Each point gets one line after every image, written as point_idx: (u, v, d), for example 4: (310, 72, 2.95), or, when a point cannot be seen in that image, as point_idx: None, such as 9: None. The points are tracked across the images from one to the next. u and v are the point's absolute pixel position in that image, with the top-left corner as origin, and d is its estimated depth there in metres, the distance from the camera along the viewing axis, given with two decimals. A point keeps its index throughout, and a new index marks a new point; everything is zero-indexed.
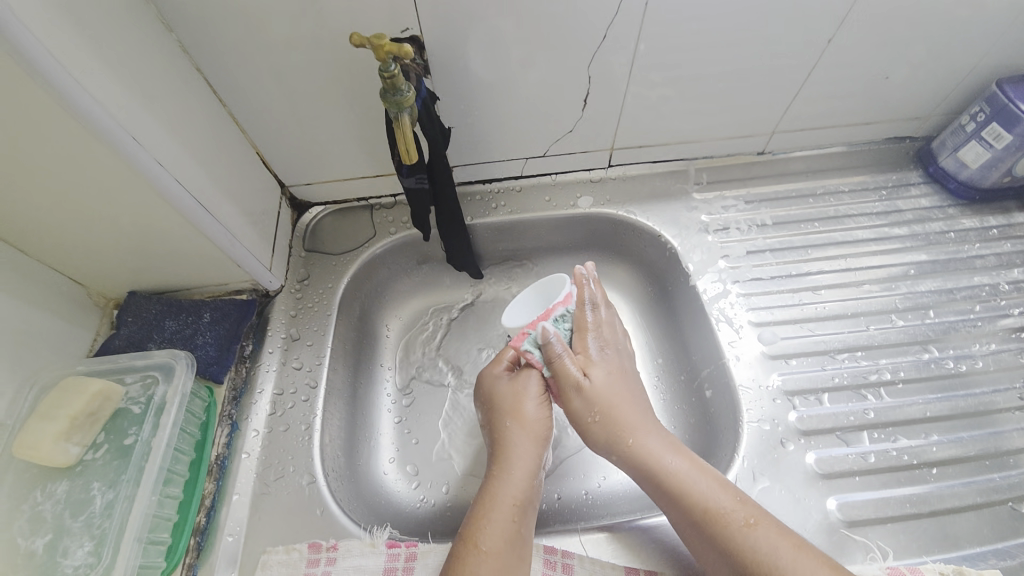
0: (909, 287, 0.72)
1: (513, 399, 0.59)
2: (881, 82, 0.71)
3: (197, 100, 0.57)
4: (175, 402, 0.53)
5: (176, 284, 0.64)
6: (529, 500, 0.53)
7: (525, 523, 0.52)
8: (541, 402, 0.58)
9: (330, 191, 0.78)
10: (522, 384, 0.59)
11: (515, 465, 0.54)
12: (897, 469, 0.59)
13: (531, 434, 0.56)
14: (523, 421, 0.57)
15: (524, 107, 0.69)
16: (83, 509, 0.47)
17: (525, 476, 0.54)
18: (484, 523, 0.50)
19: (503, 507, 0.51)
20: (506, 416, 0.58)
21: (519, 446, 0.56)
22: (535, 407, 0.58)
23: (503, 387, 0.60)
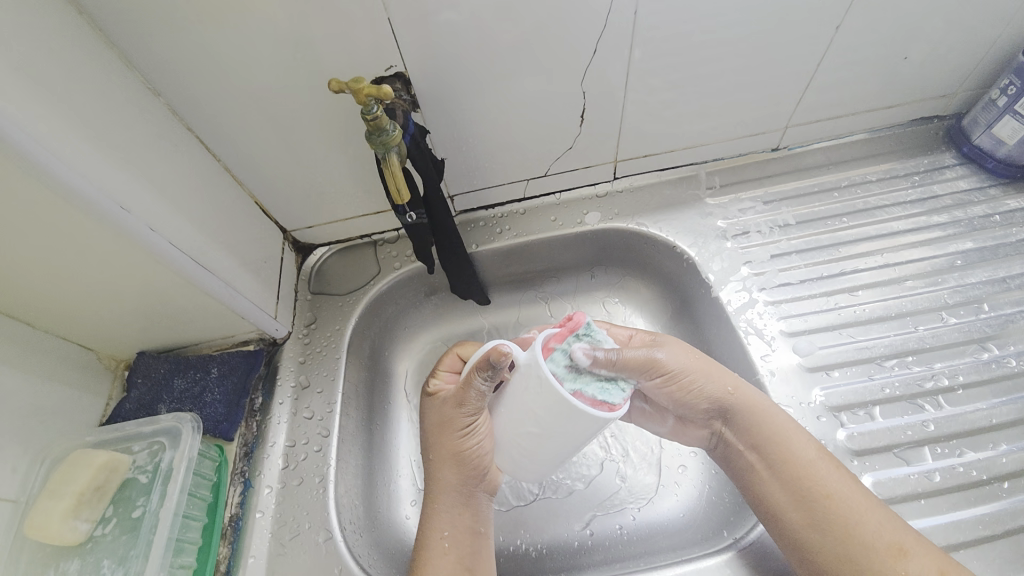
0: (956, 280, 0.66)
1: (444, 429, 0.56)
2: (899, 63, 0.66)
3: (188, 156, 0.57)
4: (182, 468, 0.52)
5: (184, 341, 0.64)
6: (462, 530, 0.55)
7: (466, 552, 0.54)
8: (467, 431, 0.54)
9: (333, 231, 0.77)
10: (449, 412, 0.55)
11: (444, 499, 0.56)
12: (968, 488, 0.52)
13: (461, 467, 0.55)
14: (448, 452, 0.55)
15: (519, 129, 0.67)
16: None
17: (455, 509, 0.55)
18: (422, 562, 0.53)
19: (434, 541, 0.54)
20: (432, 447, 0.57)
21: (444, 478, 0.56)
22: (459, 437, 0.55)
23: (435, 408, 0.58)
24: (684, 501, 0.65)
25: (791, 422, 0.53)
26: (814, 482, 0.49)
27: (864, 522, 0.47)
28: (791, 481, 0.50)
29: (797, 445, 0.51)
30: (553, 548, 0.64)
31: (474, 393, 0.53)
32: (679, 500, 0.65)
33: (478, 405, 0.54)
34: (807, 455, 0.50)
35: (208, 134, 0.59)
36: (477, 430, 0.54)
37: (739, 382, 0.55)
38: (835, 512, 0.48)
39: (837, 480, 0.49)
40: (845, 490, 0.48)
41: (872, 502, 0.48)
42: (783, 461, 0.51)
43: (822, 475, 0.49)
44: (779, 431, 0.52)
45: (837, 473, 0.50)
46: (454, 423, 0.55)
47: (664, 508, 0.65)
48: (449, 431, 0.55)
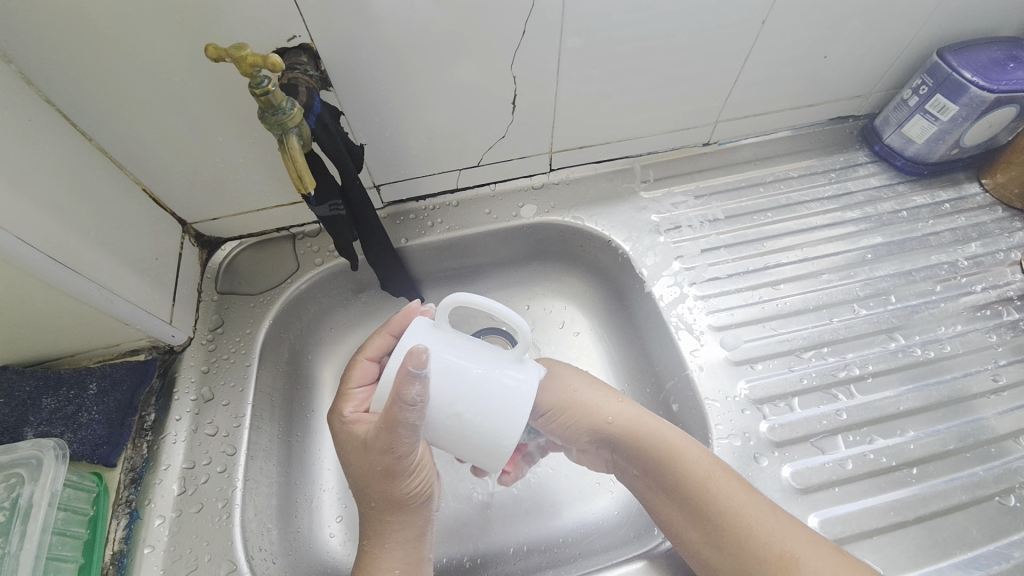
0: (867, 273, 0.69)
1: (376, 475, 0.48)
2: (820, 62, 0.68)
3: (47, 137, 0.48)
4: (43, 503, 0.44)
5: (56, 352, 0.55)
6: (414, 570, 0.50)
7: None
8: (409, 471, 0.49)
9: (242, 224, 0.69)
10: (383, 457, 0.47)
11: (395, 536, 0.50)
12: (877, 474, 0.55)
13: (403, 506, 0.50)
14: (392, 497, 0.49)
15: (446, 116, 0.62)
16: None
17: (407, 548, 0.50)
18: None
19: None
20: (368, 497, 0.50)
21: (393, 521, 0.50)
22: (398, 478, 0.49)
23: (359, 457, 0.49)
24: (620, 498, 0.64)
25: (679, 436, 0.52)
26: (706, 495, 0.48)
27: (758, 531, 0.46)
28: (685, 498, 0.49)
29: (690, 461, 0.50)
30: (487, 556, 0.62)
31: (406, 429, 0.45)
32: (615, 498, 0.64)
33: (412, 439, 0.46)
34: (692, 468, 0.50)
35: (73, 110, 0.50)
36: (415, 467, 0.49)
37: (624, 399, 0.56)
38: (730, 522, 0.47)
39: (726, 489, 0.49)
40: (735, 496, 0.48)
41: (766, 509, 0.48)
42: (672, 483, 0.50)
43: (717, 489, 0.49)
44: (669, 449, 0.51)
45: (726, 478, 0.49)
46: (393, 466, 0.48)
47: (600, 507, 0.64)
48: (383, 475, 0.48)
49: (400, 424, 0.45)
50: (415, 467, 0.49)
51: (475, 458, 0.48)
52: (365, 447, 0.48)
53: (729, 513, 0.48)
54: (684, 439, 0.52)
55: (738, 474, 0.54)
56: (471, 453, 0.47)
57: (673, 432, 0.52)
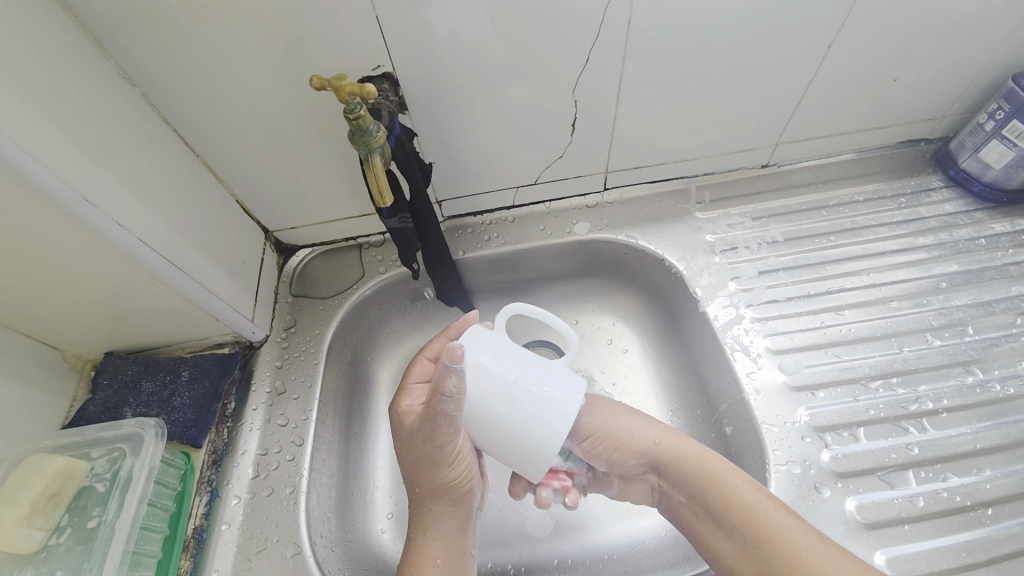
0: (941, 302, 0.66)
1: (419, 458, 0.50)
2: (889, 85, 0.67)
3: (168, 152, 0.55)
4: (142, 475, 0.49)
5: (155, 342, 0.61)
6: (452, 554, 0.52)
7: None
8: (449, 454, 0.50)
9: (316, 234, 0.75)
10: (422, 444, 0.49)
11: (437, 523, 0.52)
12: (951, 514, 0.52)
13: (446, 496, 0.52)
14: (436, 490, 0.51)
15: (508, 137, 0.66)
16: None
17: (448, 536, 0.52)
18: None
19: (426, 574, 0.50)
20: (416, 483, 0.52)
21: (439, 510, 0.52)
22: (439, 468, 0.50)
23: (407, 443, 0.52)
24: (667, 521, 0.63)
25: (717, 459, 0.51)
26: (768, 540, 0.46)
27: (804, 558, 0.45)
28: (733, 521, 0.48)
29: (731, 485, 0.49)
30: (532, 566, 0.62)
31: (446, 419, 0.47)
32: (662, 520, 0.63)
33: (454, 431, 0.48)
34: (756, 514, 0.47)
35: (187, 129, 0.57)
36: (455, 460, 0.50)
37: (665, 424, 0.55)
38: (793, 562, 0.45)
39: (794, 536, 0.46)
40: (797, 538, 0.46)
41: (809, 535, 0.46)
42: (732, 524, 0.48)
43: (761, 513, 0.47)
44: (707, 473, 0.50)
45: (770, 504, 0.48)
46: (432, 451, 0.49)
47: (645, 527, 0.63)
48: (426, 459, 0.50)
49: (440, 414, 0.47)
50: (457, 460, 0.50)
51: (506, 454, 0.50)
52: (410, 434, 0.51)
53: (795, 556, 0.45)
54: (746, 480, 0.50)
55: (797, 503, 0.52)
56: (508, 452, 0.49)
57: (711, 455, 0.52)
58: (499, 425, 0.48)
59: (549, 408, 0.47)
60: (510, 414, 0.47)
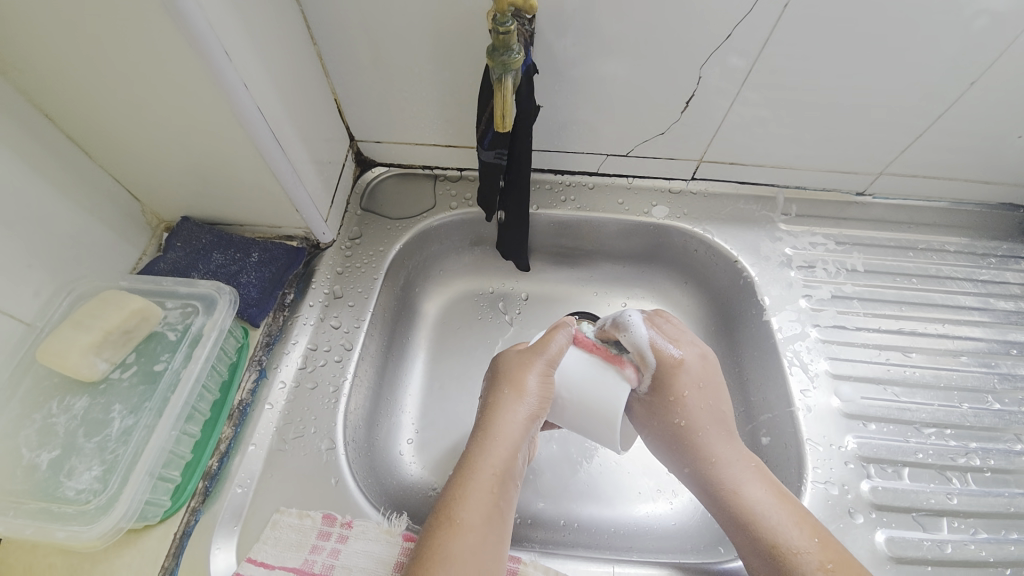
0: (1010, 368, 0.64)
1: (517, 366, 0.53)
2: (1011, 140, 0.64)
3: (289, 33, 0.54)
4: (212, 335, 0.50)
5: (229, 218, 0.62)
6: (510, 474, 0.49)
7: (505, 498, 0.48)
8: (546, 370, 0.52)
9: (397, 154, 0.74)
10: (529, 352, 0.53)
11: (504, 436, 0.50)
12: (978, 569, 0.51)
13: (526, 406, 0.51)
14: (520, 395, 0.51)
15: (617, 101, 0.64)
16: (49, 441, 0.44)
17: (509, 450, 0.50)
18: (462, 494, 0.47)
19: (483, 478, 0.48)
20: (503, 386, 0.52)
21: (512, 420, 0.50)
22: (530, 374, 0.51)
23: (504, 360, 0.55)
24: (678, 511, 0.64)
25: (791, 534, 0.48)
26: (782, 565, 0.47)
27: None
28: None
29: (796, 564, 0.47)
30: (539, 520, 0.63)
31: (556, 344, 0.53)
32: (672, 509, 0.64)
33: (556, 356, 0.52)
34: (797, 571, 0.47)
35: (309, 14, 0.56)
36: (551, 373, 0.52)
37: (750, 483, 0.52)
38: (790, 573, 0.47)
39: (812, 564, 0.46)
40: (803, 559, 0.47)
41: None
42: (747, 540, 0.50)
43: None
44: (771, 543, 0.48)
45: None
46: (535, 361, 0.52)
47: (656, 512, 0.64)
48: (521, 370, 0.52)
49: (552, 338, 0.53)
50: (548, 373, 0.52)
51: (583, 430, 0.53)
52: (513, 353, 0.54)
53: None
54: (778, 501, 0.50)
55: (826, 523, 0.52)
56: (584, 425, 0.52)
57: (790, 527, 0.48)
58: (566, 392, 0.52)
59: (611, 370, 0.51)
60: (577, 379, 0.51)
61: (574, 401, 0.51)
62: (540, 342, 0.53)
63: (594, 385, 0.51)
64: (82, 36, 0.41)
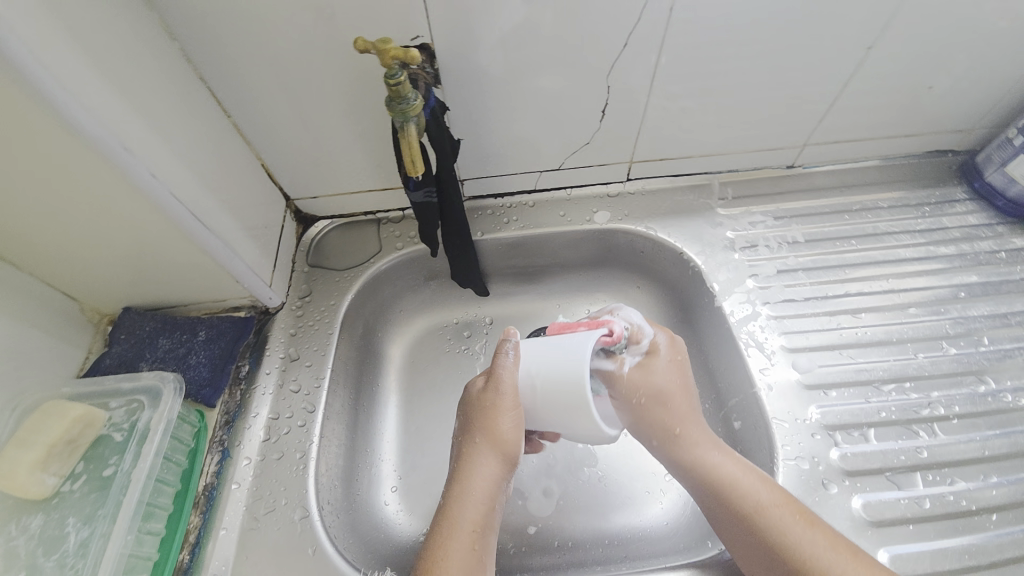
0: (958, 312, 0.66)
1: (483, 413, 0.52)
2: (925, 92, 0.66)
3: (199, 111, 0.55)
4: (159, 429, 0.49)
5: (172, 300, 0.62)
6: (488, 523, 0.50)
7: (485, 548, 0.49)
8: (514, 416, 0.51)
9: (336, 205, 0.75)
10: (490, 397, 0.51)
11: (479, 489, 0.51)
12: (956, 518, 0.52)
13: (500, 455, 0.51)
14: (494, 445, 0.51)
15: (538, 120, 0.65)
16: (10, 565, 0.42)
17: (486, 501, 0.51)
18: (441, 552, 0.48)
19: (461, 534, 0.49)
20: (475, 434, 0.52)
21: (487, 472, 0.51)
22: (503, 421, 0.51)
23: (472, 397, 0.53)
24: (669, 509, 0.64)
25: (750, 479, 0.51)
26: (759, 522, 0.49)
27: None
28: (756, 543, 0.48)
29: (761, 503, 0.49)
30: (533, 546, 0.63)
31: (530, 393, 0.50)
32: (664, 508, 0.64)
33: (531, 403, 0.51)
34: (762, 513, 0.49)
35: (219, 89, 0.57)
36: (520, 416, 0.51)
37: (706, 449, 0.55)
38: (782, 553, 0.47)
39: (783, 515, 0.48)
40: (792, 531, 0.47)
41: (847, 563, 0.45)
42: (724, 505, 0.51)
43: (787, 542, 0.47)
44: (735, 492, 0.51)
45: (801, 524, 0.48)
46: (500, 407, 0.51)
47: (647, 515, 0.64)
48: (490, 416, 0.51)
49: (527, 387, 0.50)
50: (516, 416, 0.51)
51: (568, 425, 0.51)
52: (481, 390, 0.53)
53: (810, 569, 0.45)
54: (740, 464, 0.53)
55: (803, 498, 0.53)
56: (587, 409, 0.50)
57: (754, 478, 0.51)
58: (530, 392, 0.51)
59: (568, 351, 0.49)
60: (538, 377, 0.50)
61: (542, 396, 0.50)
62: (499, 380, 0.51)
63: (556, 371, 0.49)
64: None
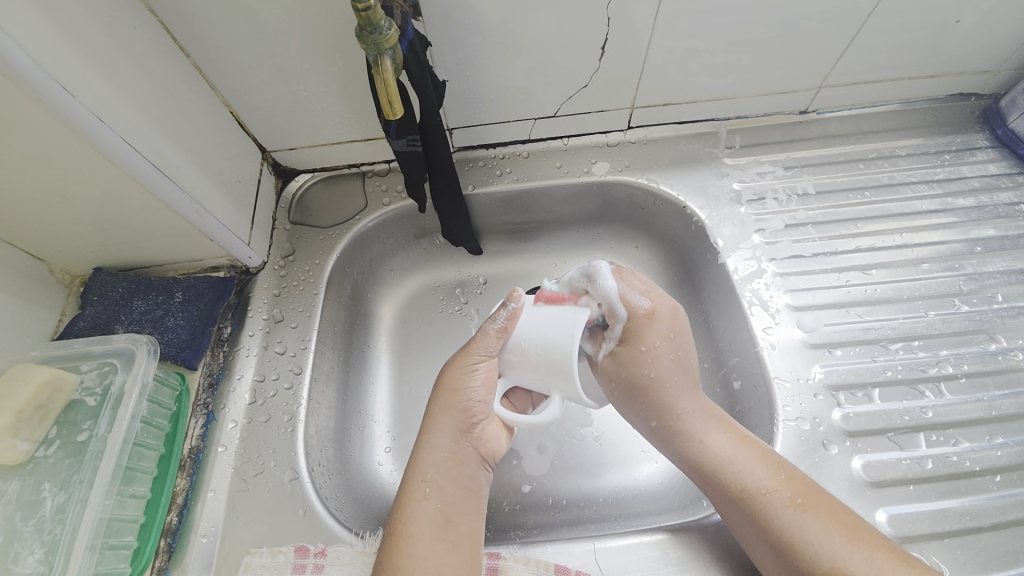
0: (974, 268, 0.63)
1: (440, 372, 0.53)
2: (950, 27, 0.60)
3: (150, 50, 0.49)
4: (134, 393, 0.48)
5: (145, 260, 0.58)
6: (445, 479, 0.49)
7: (449, 504, 0.48)
8: (473, 369, 0.51)
9: (316, 158, 0.70)
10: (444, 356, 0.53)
11: (434, 444, 0.51)
12: (957, 477, 0.51)
13: (451, 409, 0.52)
14: (447, 400, 0.52)
15: (531, 60, 0.59)
16: None
17: (441, 456, 0.50)
18: (400, 507, 0.48)
19: (415, 487, 0.49)
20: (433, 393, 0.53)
21: (443, 427, 0.51)
22: (461, 376, 0.52)
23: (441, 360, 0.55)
24: (665, 469, 0.63)
25: (745, 458, 0.50)
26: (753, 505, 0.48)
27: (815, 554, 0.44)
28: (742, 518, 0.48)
29: (749, 482, 0.48)
30: (527, 505, 0.63)
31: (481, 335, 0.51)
32: (659, 467, 0.64)
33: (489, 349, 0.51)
34: (745, 483, 0.48)
35: (172, 24, 0.51)
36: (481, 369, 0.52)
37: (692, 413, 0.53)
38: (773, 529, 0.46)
39: (779, 500, 0.47)
40: (790, 517, 0.46)
41: (829, 529, 0.45)
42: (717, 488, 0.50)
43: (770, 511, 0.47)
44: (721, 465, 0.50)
45: (787, 500, 0.47)
46: (462, 363, 0.52)
47: (643, 474, 0.64)
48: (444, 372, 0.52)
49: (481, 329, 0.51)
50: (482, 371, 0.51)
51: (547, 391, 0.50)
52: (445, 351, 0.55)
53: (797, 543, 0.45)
54: (740, 443, 0.51)
55: (801, 458, 0.52)
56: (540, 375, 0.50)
57: (748, 458, 0.49)
58: (526, 348, 0.49)
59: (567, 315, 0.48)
60: (535, 335, 0.49)
61: (537, 356, 0.49)
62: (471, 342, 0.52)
63: (552, 333, 0.48)
64: None
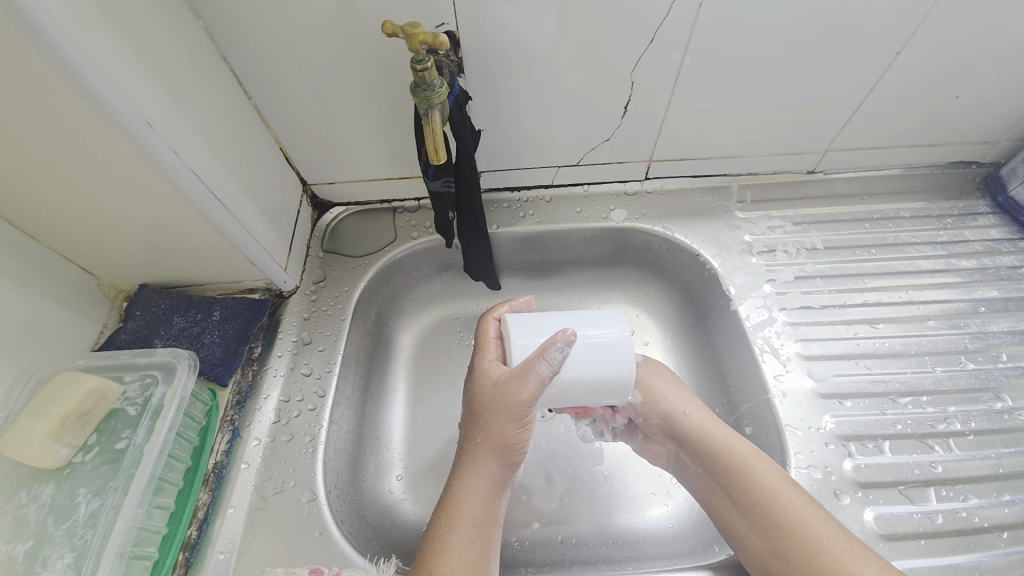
0: (978, 327, 0.65)
1: (492, 414, 0.50)
2: (950, 101, 0.65)
3: (221, 91, 0.55)
4: (173, 404, 0.50)
5: (187, 279, 0.62)
6: (487, 520, 0.50)
7: (487, 545, 0.49)
8: (522, 420, 0.50)
9: (352, 192, 0.74)
10: (505, 397, 0.49)
11: (478, 484, 0.51)
12: (968, 534, 0.52)
13: (499, 454, 0.52)
14: (494, 447, 0.51)
15: (559, 114, 0.65)
16: (21, 532, 0.43)
17: (486, 498, 0.51)
18: (442, 542, 0.48)
19: (462, 528, 0.49)
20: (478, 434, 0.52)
21: (486, 470, 0.51)
22: (511, 427, 0.50)
23: (479, 384, 0.53)
24: (674, 512, 0.64)
25: (755, 456, 0.52)
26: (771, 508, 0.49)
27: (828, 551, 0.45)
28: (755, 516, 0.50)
29: (763, 482, 0.50)
30: (536, 542, 0.63)
31: (536, 380, 0.48)
32: (669, 510, 0.64)
33: (535, 395, 0.48)
34: (762, 483, 0.50)
35: (241, 70, 0.56)
36: (526, 422, 0.51)
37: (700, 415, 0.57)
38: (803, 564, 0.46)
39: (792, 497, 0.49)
40: (806, 518, 0.47)
41: (838, 530, 0.47)
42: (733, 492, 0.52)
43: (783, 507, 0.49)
44: (736, 465, 0.52)
45: (796, 493, 0.49)
46: (511, 412, 0.50)
47: (653, 516, 0.64)
48: (497, 417, 0.50)
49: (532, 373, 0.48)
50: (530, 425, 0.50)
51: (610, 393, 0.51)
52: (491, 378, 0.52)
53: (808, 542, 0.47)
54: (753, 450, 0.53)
55: None
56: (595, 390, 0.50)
57: (759, 458, 0.52)
58: (578, 373, 0.49)
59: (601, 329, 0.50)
60: (584, 357, 0.49)
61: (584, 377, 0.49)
62: (525, 388, 0.48)
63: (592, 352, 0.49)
64: (9, 126, 0.41)
